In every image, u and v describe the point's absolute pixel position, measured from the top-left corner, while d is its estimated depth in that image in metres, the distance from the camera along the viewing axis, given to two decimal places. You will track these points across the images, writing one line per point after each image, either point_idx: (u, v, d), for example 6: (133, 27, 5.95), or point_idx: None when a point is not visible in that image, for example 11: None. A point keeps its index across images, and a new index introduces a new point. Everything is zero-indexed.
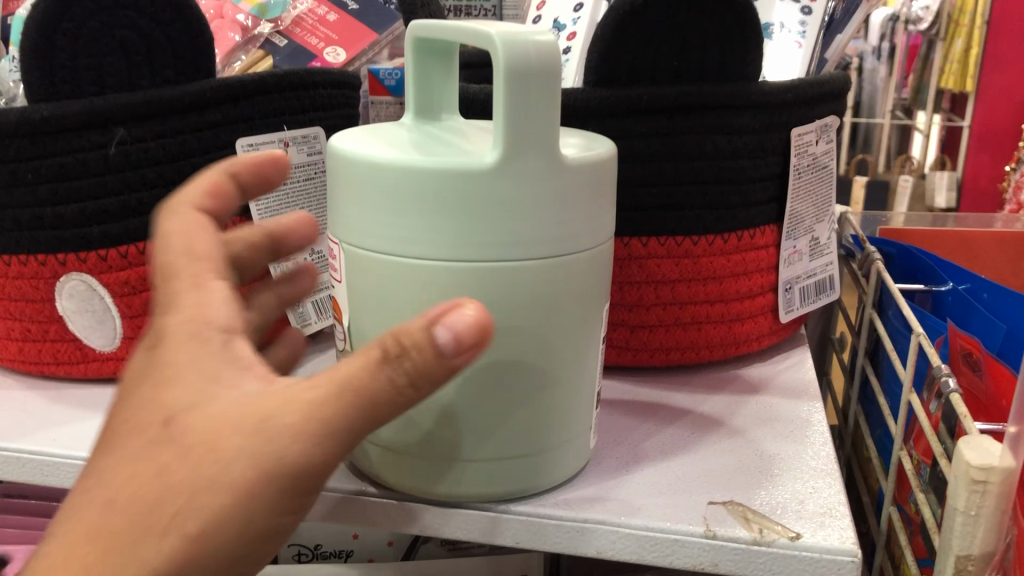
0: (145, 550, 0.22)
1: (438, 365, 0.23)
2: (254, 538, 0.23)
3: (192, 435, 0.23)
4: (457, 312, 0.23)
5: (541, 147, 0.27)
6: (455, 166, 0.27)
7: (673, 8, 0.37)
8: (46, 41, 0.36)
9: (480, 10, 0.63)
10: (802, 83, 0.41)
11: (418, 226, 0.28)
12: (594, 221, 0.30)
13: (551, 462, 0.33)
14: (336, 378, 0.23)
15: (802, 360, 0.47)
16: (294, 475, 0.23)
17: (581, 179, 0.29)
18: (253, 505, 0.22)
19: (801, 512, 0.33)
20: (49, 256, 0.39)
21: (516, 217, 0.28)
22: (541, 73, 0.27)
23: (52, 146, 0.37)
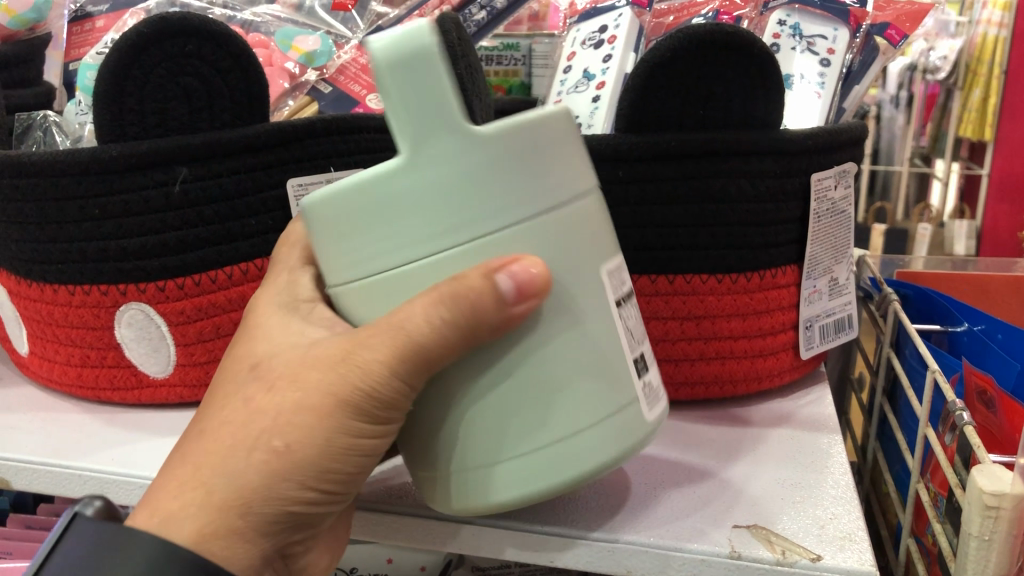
0: (241, 463, 0.29)
1: (497, 308, 0.27)
2: (336, 453, 0.30)
3: (278, 372, 0.31)
4: (518, 265, 0.27)
5: (452, 123, 0.26)
6: (377, 172, 0.27)
7: (698, 60, 0.39)
8: (117, 87, 0.38)
9: (511, 59, 0.66)
10: (822, 131, 0.43)
11: (366, 243, 0.28)
12: (562, 175, 0.29)
13: (594, 446, 0.30)
14: (403, 319, 0.28)
15: (823, 396, 0.48)
16: (366, 400, 0.29)
17: (512, 140, 0.27)
18: (329, 426, 0.29)
19: (822, 536, 0.34)
20: (111, 287, 0.42)
21: (464, 200, 0.27)
22: (421, 54, 0.26)
23: (118, 183, 0.40)
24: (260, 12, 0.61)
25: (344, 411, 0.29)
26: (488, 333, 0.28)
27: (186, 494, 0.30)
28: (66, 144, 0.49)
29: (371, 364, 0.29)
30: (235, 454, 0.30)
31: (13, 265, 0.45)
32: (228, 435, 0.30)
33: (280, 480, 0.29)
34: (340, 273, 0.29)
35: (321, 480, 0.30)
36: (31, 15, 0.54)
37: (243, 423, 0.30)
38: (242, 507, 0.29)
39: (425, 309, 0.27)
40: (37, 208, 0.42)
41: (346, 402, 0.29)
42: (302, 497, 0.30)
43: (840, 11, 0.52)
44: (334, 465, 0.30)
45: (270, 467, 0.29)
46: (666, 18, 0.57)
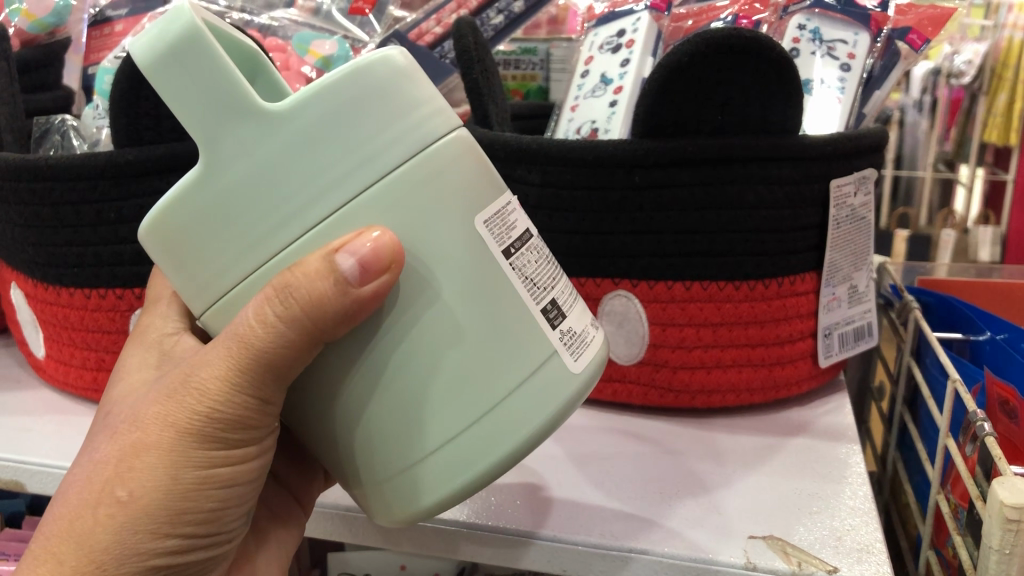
0: (87, 522, 0.29)
1: (341, 292, 0.26)
2: (184, 485, 0.30)
3: (127, 415, 0.31)
4: (357, 239, 0.26)
5: (238, 105, 0.25)
6: (186, 182, 0.26)
7: (716, 64, 0.39)
8: (133, 92, 0.38)
9: (530, 63, 0.66)
10: (841, 137, 0.43)
11: (203, 262, 0.27)
12: (401, 128, 0.26)
13: (515, 413, 0.28)
14: (241, 328, 0.27)
15: (842, 404, 0.48)
16: (206, 424, 0.30)
17: (319, 104, 0.25)
18: (172, 461, 0.30)
19: (839, 548, 0.34)
20: (127, 290, 0.43)
21: (286, 184, 0.26)
22: (177, 41, 0.24)
23: (134, 188, 0.40)
24: (278, 16, 0.61)
25: (186, 441, 0.30)
26: (330, 319, 0.27)
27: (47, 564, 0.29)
28: (83, 148, 0.50)
29: (207, 387, 0.29)
30: (83, 513, 0.30)
31: (29, 268, 0.45)
32: (74, 497, 0.30)
33: (128, 531, 0.29)
34: (187, 303, 0.28)
35: (177, 523, 0.30)
36: (52, 19, 0.55)
37: (88, 479, 0.30)
38: (98, 568, 0.29)
39: (255, 317, 0.27)
40: (54, 211, 0.42)
41: (185, 432, 0.30)
42: (162, 539, 0.30)
43: (861, 15, 0.51)
44: (187, 504, 0.30)
45: (119, 518, 0.29)
46: (685, 22, 0.57)
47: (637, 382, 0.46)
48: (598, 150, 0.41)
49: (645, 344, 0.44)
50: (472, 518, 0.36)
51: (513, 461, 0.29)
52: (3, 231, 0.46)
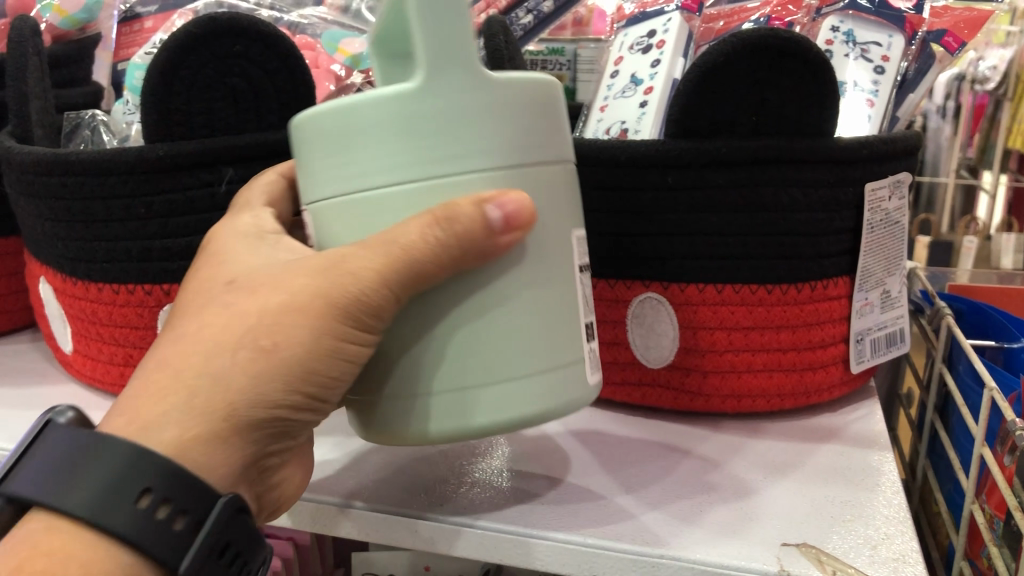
0: (226, 358, 0.28)
1: (486, 235, 0.27)
2: (319, 358, 0.29)
3: (261, 282, 0.30)
4: (512, 199, 0.28)
5: (463, 58, 0.27)
6: (389, 91, 0.27)
7: (751, 65, 0.38)
8: (165, 87, 0.38)
9: (556, 64, 0.65)
10: (876, 141, 0.42)
11: (363, 159, 0.28)
12: (542, 139, 0.29)
13: (524, 393, 0.29)
14: (399, 233, 0.28)
15: (873, 411, 0.47)
16: (355, 305, 0.28)
17: (508, 93, 0.28)
18: (316, 328, 0.28)
19: (874, 557, 0.33)
20: (155, 286, 0.42)
21: (459, 134, 0.27)
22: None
23: (165, 183, 0.40)
24: (307, 14, 0.61)
25: (333, 314, 0.28)
26: (477, 260, 0.28)
27: (169, 397, 0.28)
28: (113, 143, 0.50)
29: (362, 271, 0.28)
30: (221, 351, 0.28)
31: (59, 264, 0.45)
32: (212, 333, 0.29)
33: (263, 381, 0.28)
34: (346, 190, 0.28)
35: (303, 387, 0.29)
36: (82, 15, 0.54)
37: (228, 322, 0.29)
38: (228, 410, 0.28)
39: (423, 223, 0.27)
40: (84, 207, 0.42)
41: (334, 308, 0.28)
42: (280, 402, 0.29)
43: (895, 17, 0.51)
44: (314, 377, 0.29)
45: (258, 365, 0.28)
46: (717, 23, 0.56)
47: (666, 386, 0.45)
48: (631, 150, 0.41)
49: (675, 348, 0.44)
50: (503, 520, 0.36)
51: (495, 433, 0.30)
52: (33, 225, 0.46)
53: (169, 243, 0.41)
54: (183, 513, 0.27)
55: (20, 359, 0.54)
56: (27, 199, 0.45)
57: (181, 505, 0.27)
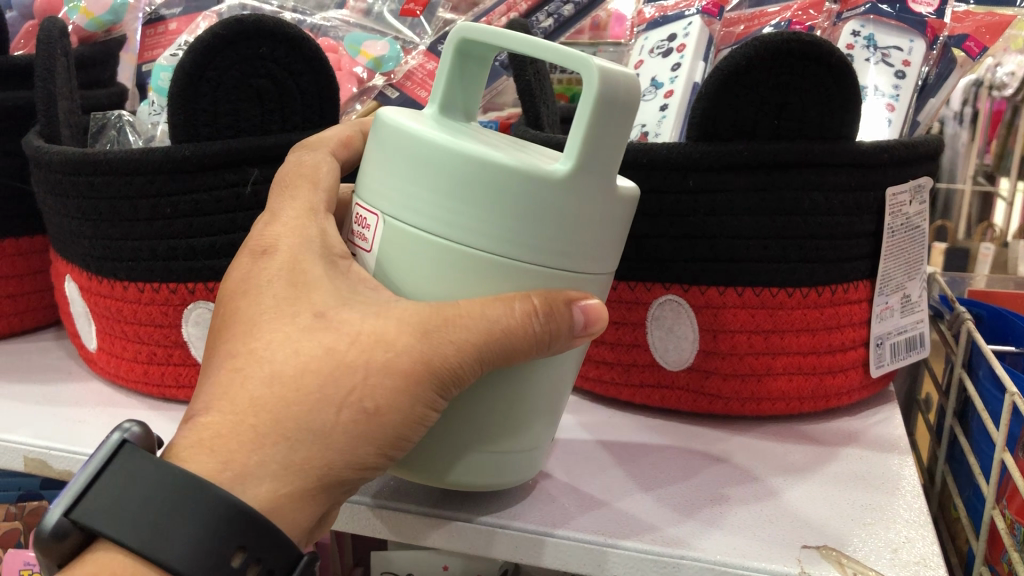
0: (330, 420, 0.28)
1: (569, 335, 0.30)
2: (412, 421, 0.30)
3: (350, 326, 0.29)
4: (594, 302, 0.30)
5: (605, 167, 0.29)
6: (534, 172, 0.28)
7: (775, 69, 0.38)
8: (192, 87, 0.39)
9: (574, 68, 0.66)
10: (898, 145, 0.43)
11: (481, 221, 0.29)
12: (616, 241, 0.31)
13: (515, 467, 0.34)
14: (502, 314, 0.29)
15: (892, 415, 0.47)
16: (455, 376, 0.29)
17: (618, 199, 0.30)
18: (417, 394, 0.29)
19: (895, 560, 0.33)
20: (180, 285, 0.43)
21: (569, 230, 0.29)
22: (625, 108, 0.28)
23: (191, 183, 0.40)
24: (330, 17, 0.62)
25: (435, 383, 0.29)
26: (553, 347, 0.30)
27: (265, 447, 0.28)
28: (138, 143, 0.51)
29: (469, 345, 0.29)
30: (319, 409, 0.28)
31: (85, 262, 0.46)
32: (312, 386, 0.28)
33: (363, 446, 0.29)
34: (445, 238, 0.29)
35: (393, 447, 0.30)
36: (108, 16, 0.55)
37: (322, 375, 0.28)
38: (322, 469, 0.29)
39: (528, 314, 0.29)
40: (110, 205, 0.42)
41: (436, 372, 0.29)
42: (368, 461, 0.30)
43: (916, 21, 0.51)
44: (403, 435, 0.30)
45: (357, 429, 0.29)
46: (737, 27, 0.57)
47: (686, 388, 0.45)
48: (653, 153, 0.41)
49: (695, 350, 0.44)
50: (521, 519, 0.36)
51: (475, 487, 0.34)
52: (60, 223, 0.46)
53: (194, 243, 0.42)
54: (242, 552, 0.28)
55: (45, 356, 0.55)
56: (53, 198, 0.46)
57: (256, 554, 0.28)
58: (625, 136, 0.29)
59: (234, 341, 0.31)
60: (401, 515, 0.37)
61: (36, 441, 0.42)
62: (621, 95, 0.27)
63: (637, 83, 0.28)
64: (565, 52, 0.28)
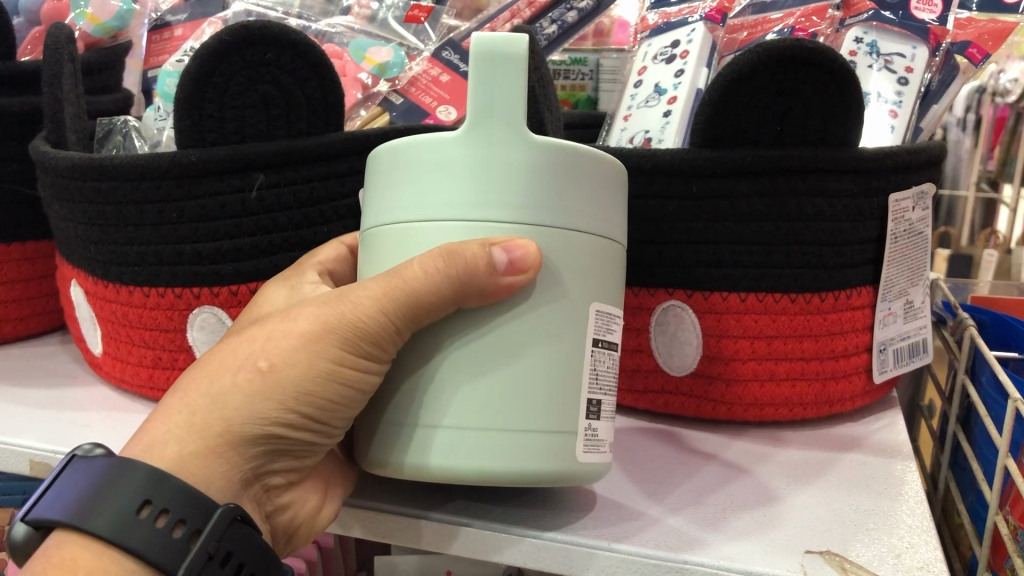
0: (228, 381, 0.30)
1: (487, 274, 0.28)
2: (319, 377, 0.30)
3: (281, 317, 0.32)
4: (519, 245, 0.29)
5: (507, 117, 0.29)
6: (439, 138, 0.30)
7: (777, 75, 0.39)
8: (197, 93, 0.39)
9: (577, 74, 0.66)
10: (901, 151, 0.43)
11: (408, 193, 0.31)
12: (579, 202, 0.31)
13: (552, 449, 0.30)
14: (406, 267, 0.30)
15: (896, 421, 0.47)
16: (353, 330, 0.30)
17: (553, 158, 0.30)
18: (314, 350, 0.30)
19: (898, 566, 0.33)
20: (185, 290, 0.43)
21: (486, 186, 0.30)
22: (507, 55, 0.29)
23: (196, 188, 0.41)
24: (334, 23, 0.62)
25: (334, 339, 0.30)
26: (478, 297, 0.30)
27: (173, 417, 0.31)
28: (144, 148, 0.51)
29: (360, 302, 0.30)
30: (222, 375, 0.31)
31: (91, 267, 0.46)
32: (220, 362, 0.31)
33: (259, 399, 0.30)
34: (387, 220, 0.32)
35: (302, 403, 0.30)
36: (114, 23, 0.56)
37: (233, 350, 0.31)
38: (224, 427, 0.30)
39: (419, 264, 0.29)
40: (117, 210, 0.42)
41: (329, 328, 0.31)
42: (280, 420, 0.30)
43: (918, 28, 0.51)
44: (313, 391, 0.30)
45: (253, 385, 0.30)
46: (740, 34, 0.57)
47: (689, 394, 0.45)
48: (657, 159, 0.41)
49: (698, 356, 0.44)
50: (522, 522, 0.36)
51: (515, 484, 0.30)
52: (66, 228, 0.47)
53: (200, 249, 0.42)
54: (182, 524, 0.29)
55: (51, 361, 0.55)
56: (60, 203, 0.46)
57: (179, 515, 0.29)
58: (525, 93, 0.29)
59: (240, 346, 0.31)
60: (398, 518, 0.37)
61: (43, 445, 0.42)
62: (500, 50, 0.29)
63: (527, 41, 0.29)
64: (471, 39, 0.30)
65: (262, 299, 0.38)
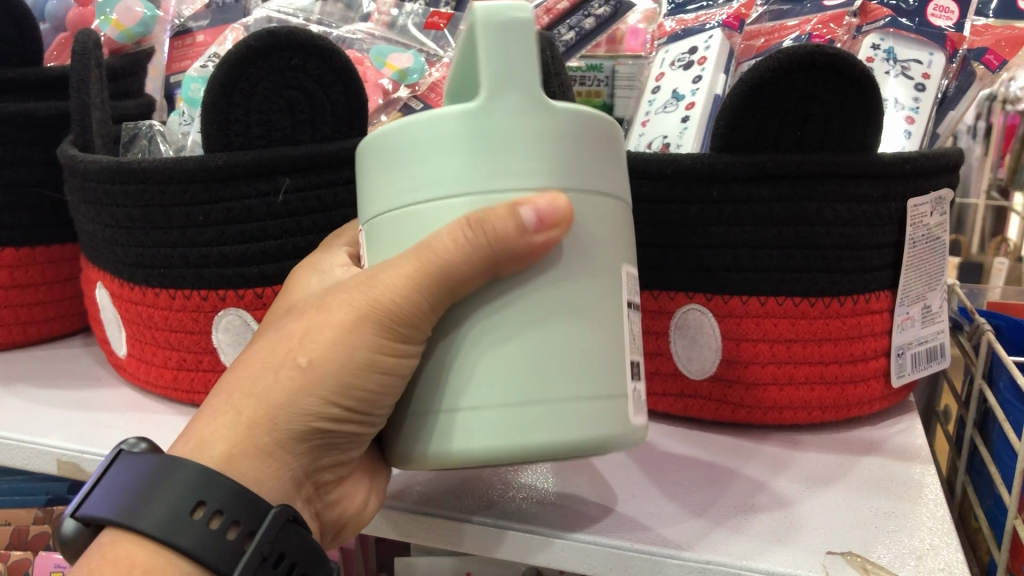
0: (271, 379, 0.31)
1: (519, 237, 0.28)
2: (359, 369, 0.30)
3: (304, 312, 0.32)
4: (548, 201, 0.29)
5: (523, 82, 0.29)
6: (450, 111, 0.29)
7: (797, 81, 0.39)
8: (225, 98, 0.40)
9: (594, 80, 0.66)
10: (919, 156, 0.43)
11: (419, 172, 0.30)
12: (592, 166, 0.31)
13: (585, 417, 0.30)
14: (433, 238, 0.29)
15: (913, 425, 0.47)
16: (386, 317, 0.30)
17: (567, 124, 0.30)
18: (351, 340, 0.30)
19: (919, 567, 0.33)
20: (211, 292, 0.43)
21: (507, 155, 0.29)
22: (520, 24, 0.28)
23: (223, 192, 0.41)
24: (355, 29, 0.62)
25: (370, 328, 0.30)
26: (512, 262, 0.29)
27: (220, 417, 0.31)
28: (169, 152, 0.52)
29: (389, 284, 0.30)
30: (265, 374, 0.31)
31: (117, 269, 0.47)
32: (261, 360, 0.32)
33: (305, 395, 0.30)
34: (394, 204, 0.31)
35: (345, 396, 0.31)
36: (138, 28, 0.57)
37: (274, 347, 0.32)
38: (269, 423, 0.31)
39: (449, 236, 0.29)
40: (144, 213, 0.43)
41: (362, 316, 0.30)
42: (325, 411, 0.31)
43: (935, 35, 0.52)
44: (354, 381, 0.30)
45: (295, 381, 0.30)
46: (757, 40, 0.57)
47: (708, 398, 0.46)
48: (678, 163, 0.42)
49: (718, 360, 0.44)
50: (552, 525, 0.37)
51: (554, 456, 0.30)
52: (93, 230, 0.47)
53: (227, 251, 0.42)
54: (236, 525, 0.30)
55: (74, 362, 0.56)
56: (88, 206, 0.46)
57: (234, 517, 0.30)
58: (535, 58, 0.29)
59: (273, 342, 0.32)
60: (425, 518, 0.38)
61: (69, 445, 0.42)
62: (512, 17, 0.28)
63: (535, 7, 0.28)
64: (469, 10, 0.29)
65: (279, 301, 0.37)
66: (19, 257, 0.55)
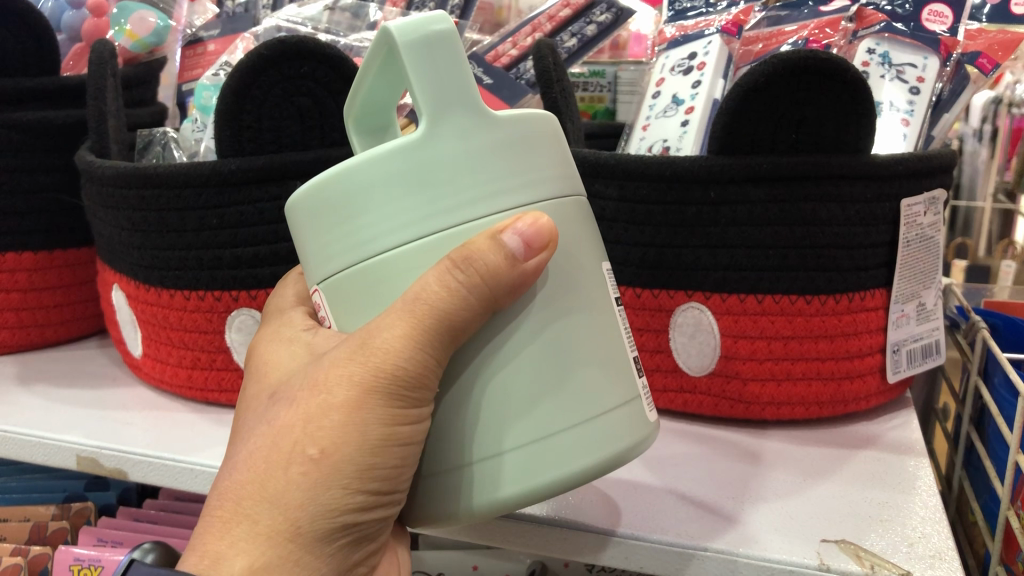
0: (283, 478, 0.30)
1: (510, 266, 0.28)
2: (375, 446, 0.30)
3: (296, 391, 0.32)
4: (526, 222, 0.29)
5: (461, 98, 0.29)
6: (398, 147, 0.29)
7: (791, 84, 0.40)
8: (237, 105, 0.41)
9: (596, 87, 0.69)
10: (911, 156, 0.44)
11: (382, 219, 0.29)
12: (550, 168, 0.32)
13: (614, 430, 0.31)
14: (420, 287, 0.29)
15: (909, 420, 0.49)
16: (390, 382, 0.29)
17: (513, 131, 0.30)
18: (362, 418, 0.30)
19: (911, 553, 0.35)
20: (224, 293, 0.45)
21: (465, 177, 0.29)
22: (441, 37, 0.29)
23: (236, 196, 0.42)
24: (362, 37, 0.63)
25: (377, 398, 0.30)
26: (506, 294, 0.29)
27: (235, 530, 0.30)
28: (182, 158, 0.53)
29: (385, 349, 0.29)
30: (273, 474, 0.30)
31: (133, 271, 0.48)
32: (262, 460, 0.30)
33: (322, 486, 0.29)
34: (359, 261, 0.30)
35: (366, 479, 0.30)
36: (152, 38, 0.59)
37: (274, 442, 0.30)
38: (292, 529, 0.29)
39: (437, 284, 0.29)
40: (160, 217, 0.44)
41: (368, 389, 0.30)
42: (346, 498, 0.30)
43: (930, 39, 0.52)
44: (373, 460, 0.30)
45: (311, 474, 0.30)
46: (755, 46, 0.58)
47: (707, 393, 0.47)
48: (675, 166, 0.43)
49: (716, 356, 0.46)
50: (572, 514, 0.38)
51: (592, 473, 0.31)
52: (110, 234, 0.49)
53: (240, 252, 0.44)
54: None
55: (90, 362, 0.57)
56: (105, 210, 0.48)
57: None
58: (466, 70, 0.29)
59: (270, 437, 0.31)
60: None
61: (89, 441, 0.44)
62: (433, 38, 0.29)
63: (447, 17, 0.29)
64: (379, 44, 0.30)
65: (250, 375, 0.36)
66: (36, 261, 0.57)
